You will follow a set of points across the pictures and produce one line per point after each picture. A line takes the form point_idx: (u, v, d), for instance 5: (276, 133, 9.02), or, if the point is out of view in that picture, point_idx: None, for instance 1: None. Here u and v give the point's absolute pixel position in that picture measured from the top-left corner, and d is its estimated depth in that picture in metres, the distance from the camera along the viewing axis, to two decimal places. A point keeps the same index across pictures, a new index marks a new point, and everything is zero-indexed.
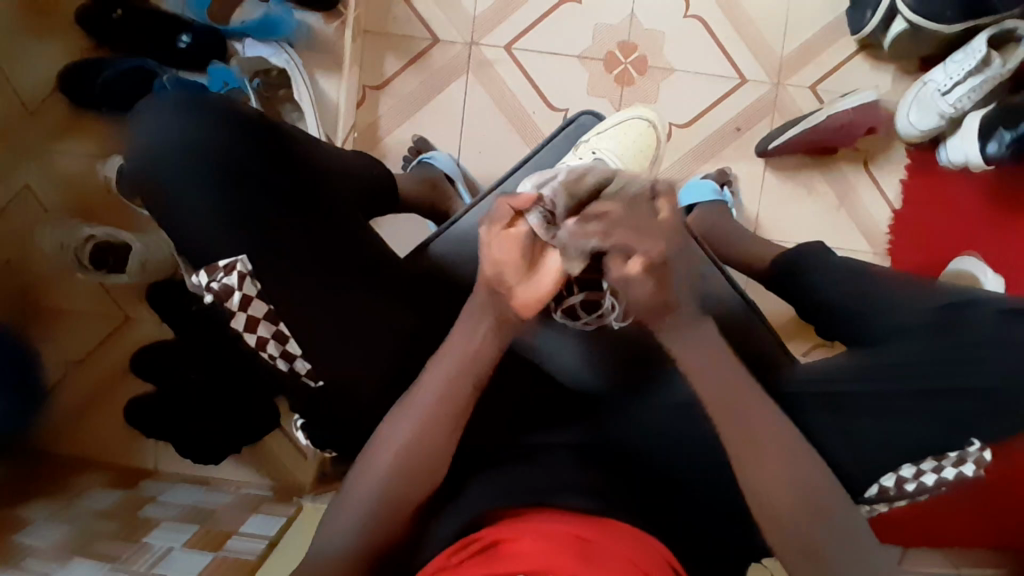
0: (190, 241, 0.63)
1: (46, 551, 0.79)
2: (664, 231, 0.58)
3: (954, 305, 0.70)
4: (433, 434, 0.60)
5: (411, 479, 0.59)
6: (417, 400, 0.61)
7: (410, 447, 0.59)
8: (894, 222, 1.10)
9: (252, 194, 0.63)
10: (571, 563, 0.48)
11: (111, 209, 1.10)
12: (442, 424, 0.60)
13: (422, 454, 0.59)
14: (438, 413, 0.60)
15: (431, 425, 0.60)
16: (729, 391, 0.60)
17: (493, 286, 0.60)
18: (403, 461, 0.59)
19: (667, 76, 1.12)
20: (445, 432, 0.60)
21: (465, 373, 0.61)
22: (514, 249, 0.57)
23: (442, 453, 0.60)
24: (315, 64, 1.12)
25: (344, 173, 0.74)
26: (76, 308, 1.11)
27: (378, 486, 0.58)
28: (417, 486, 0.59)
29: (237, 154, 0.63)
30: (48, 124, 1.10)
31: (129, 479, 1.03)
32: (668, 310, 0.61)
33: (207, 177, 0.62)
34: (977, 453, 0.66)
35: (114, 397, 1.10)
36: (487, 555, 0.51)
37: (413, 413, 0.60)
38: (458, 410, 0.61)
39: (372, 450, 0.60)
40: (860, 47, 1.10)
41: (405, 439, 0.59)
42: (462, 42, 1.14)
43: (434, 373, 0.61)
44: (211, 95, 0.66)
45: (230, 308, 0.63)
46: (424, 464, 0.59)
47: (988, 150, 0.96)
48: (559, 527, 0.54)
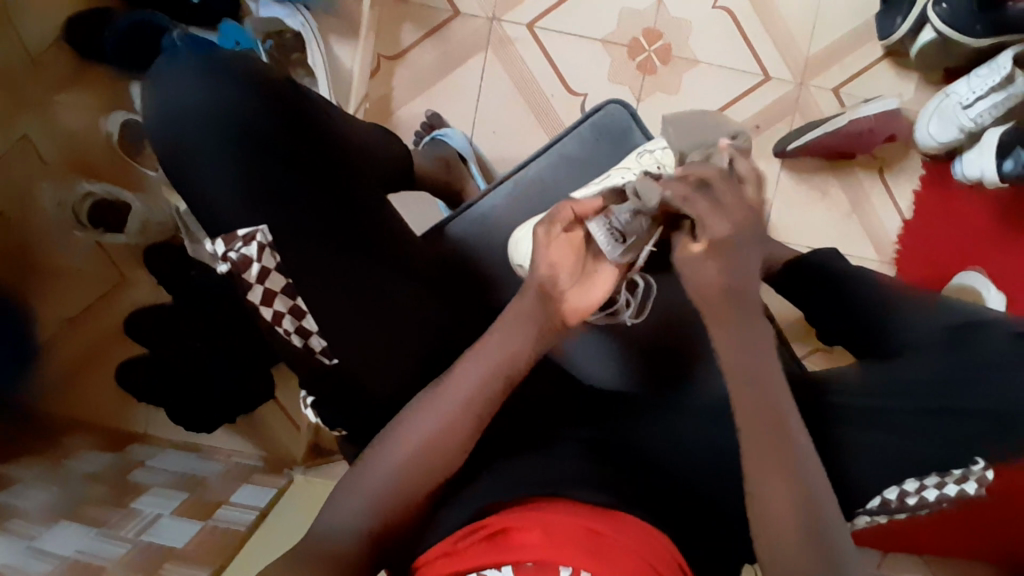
0: (203, 208, 0.60)
1: (35, 512, 0.78)
2: (734, 212, 0.58)
3: (968, 327, 0.70)
4: (456, 431, 0.59)
5: (424, 472, 0.58)
6: (444, 398, 0.59)
7: (430, 440, 0.58)
8: (903, 232, 1.10)
9: (272, 164, 0.60)
10: (579, 558, 0.48)
11: (112, 166, 1.06)
12: (465, 421, 0.59)
13: (440, 450, 0.58)
14: (464, 411, 0.59)
15: (453, 424, 0.59)
16: (747, 380, 0.55)
17: (545, 290, 0.62)
18: (423, 453, 0.58)
19: (691, 68, 1.10)
20: (467, 431, 0.59)
21: (494, 377, 0.60)
22: (562, 261, 0.63)
23: (461, 450, 0.59)
24: (331, 28, 1.09)
25: (369, 152, 0.72)
26: (71, 269, 1.07)
27: (391, 477, 0.57)
28: (428, 479, 0.58)
29: (259, 122, 0.60)
30: (50, 78, 1.05)
31: (117, 442, 1.02)
32: (725, 304, 0.57)
33: (223, 143, 0.59)
34: (980, 472, 0.67)
35: (107, 361, 1.08)
36: (494, 544, 0.51)
37: (439, 409, 0.59)
38: (485, 411, 0.60)
39: (390, 442, 0.59)
40: (886, 53, 1.09)
41: (428, 430, 0.58)
42: (484, 17, 1.10)
43: (461, 375, 0.60)
44: (226, 54, 0.62)
45: (247, 279, 0.61)
46: (445, 461, 0.59)
47: (1004, 167, 0.95)
48: (569, 519, 0.53)
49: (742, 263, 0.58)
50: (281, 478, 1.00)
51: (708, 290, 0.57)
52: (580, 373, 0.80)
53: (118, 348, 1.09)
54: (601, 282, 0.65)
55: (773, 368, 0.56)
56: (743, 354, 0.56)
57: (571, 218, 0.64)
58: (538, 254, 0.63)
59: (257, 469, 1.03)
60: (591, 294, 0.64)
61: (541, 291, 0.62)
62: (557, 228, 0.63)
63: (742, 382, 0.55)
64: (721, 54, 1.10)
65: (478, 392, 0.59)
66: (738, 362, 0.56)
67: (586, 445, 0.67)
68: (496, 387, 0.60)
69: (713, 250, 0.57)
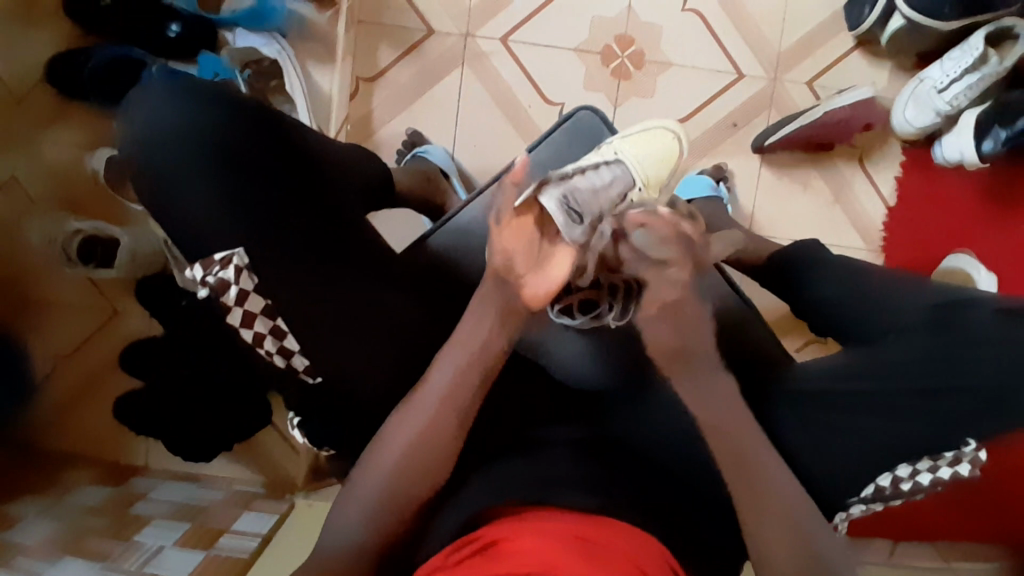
0: (180, 233, 0.61)
1: (35, 549, 0.77)
2: (679, 282, 0.64)
3: (951, 306, 0.69)
4: (441, 431, 0.59)
5: (414, 479, 0.58)
6: (423, 400, 0.60)
7: (416, 445, 0.59)
8: (889, 220, 1.10)
9: (249, 183, 0.61)
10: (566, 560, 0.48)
11: (100, 202, 1.08)
12: (448, 419, 0.60)
13: (427, 454, 0.59)
14: (444, 411, 0.60)
15: (436, 425, 0.59)
16: (719, 413, 0.62)
17: (502, 276, 0.61)
18: (410, 459, 0.58)
19: (664, 70, 1.11)
20: (452, 430, 0.60)
21: (472, 369, 0.61)
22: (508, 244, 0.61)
23: (447, 447, 0.60)
24: (307, 54, 1.10)
25: (357, 175, 0.72)
26: (64, 304, 1.09)
27: (379, 484, 0.57)
28: (418, 483, 0.58)
29: (233, 141, 0.61)
30: (30, 114, 1.07)
31: (118, 477, 1.02)
32: (687, 355, 0.64)
33: (201, 167, 0.60)
34: (972, 452, 0.68)
35: (102, 396, 1.09)
36: (485, 556, 0.50)
37: (421, 411, 0.60)
38: (461, 406, 0.60)
39: (376, 449, 0.59)
40: (857, 44, 1.10)
41: (411, 436, 0.59)
42: (458, 33, 1.12)
43: (439, 374, 0.61)
44: (204, 79, 0.63)
45: (226, 302, 0.61)
46: (433, 465, 0.59)
47: (983, 147, 0.94)
48: (560, 527, 0.53)
49: (693, 320, 0.64)
50: (283, 503, 1.02)
51: (671, 340, 0.64)
52: (563, 372, 0.75)
53: (112, 382, 1.09)
54: (558, 264, 0.61)
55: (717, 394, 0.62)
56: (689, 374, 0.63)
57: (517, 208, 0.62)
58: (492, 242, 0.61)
59: (257, 495, 1.03)
60: (546, 279, 0.61)
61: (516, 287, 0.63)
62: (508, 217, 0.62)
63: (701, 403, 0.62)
64: (694, 54, 1.11)
65: (451, 388, 0.60)
66: (706, 404, 0.62)
67: (577, 448, 0.67)
68: (471, 381, 0.61)
69: (668, 310, 0.64)
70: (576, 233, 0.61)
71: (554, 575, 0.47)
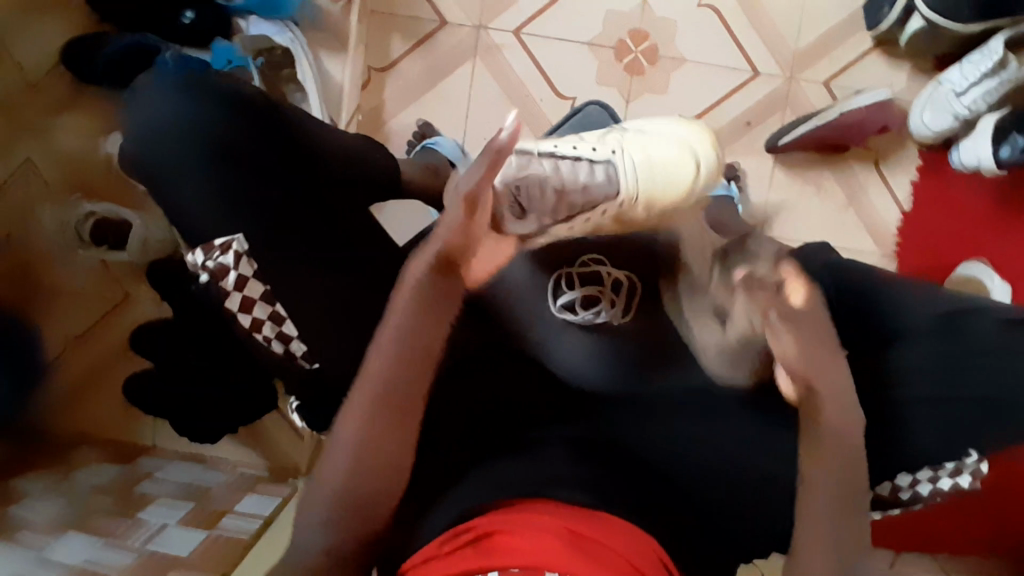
0: (183, 219, 0.62)
1: (42, 524, 0.80)
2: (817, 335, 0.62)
3: (958, 315, 0.69)
4: (383, 426, 0.56)
5: (373, 480, 0.55)
6: (359, 397, 0.56)
7: (360, 447, 0.55)
8: (903, 223, 1.09)
9: (241, 174, 0.61)
10: (562, 560, 0.49)
11: (113, 187, 1.10)
12: (387, 413, 0.56)
13: (376, 455, 0.55)
14: (383, 405, 0.56)
15: (377, 421, 0.56)
16: (846, 423, 0.60)
17: (445, 263, 0.60)
18: (359, 461, 0.55)
19: (678, 66, 1.10)
20: (393, 422, 0.56)
21: (409, 358, 0.57)
22: (451, 225, 0.60)
23: (390, 444, 0.56)
24: (320, 44, 1.11)
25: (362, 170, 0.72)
26: (77, 288, 1.11)
27: (336, 494, 0.54)
28: (368, 488, 0.55)
29: (227, 132, 0.61)
30: (45, 102, 1.09)
31: (126, 456, 1.04)
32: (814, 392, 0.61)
33: (195, 158, 0.60)
34: (973, 464, 0.69)
35: (112, 376, 1.11)
36: (478, 549, 0.51)
37: (357, 411, 0.56)
38: (393, 397, 0.56)
39: (326, 458, 0.56)
40: (876, 44, 1.08)
41: (354, 443, 0.55)
42: (471, 25, 1.12)
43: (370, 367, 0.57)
44: (211, 74, 0.64)
45: (225, 287, 0.62)
46: (386, 459, 0.56)
47: (1001, 154, 0.93)
48: (552, 522, 0.53)
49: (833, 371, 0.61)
50: (286, 487, 1.02)
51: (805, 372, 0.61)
52: (564, 369, 0.74)
53: (124, 363, 1.11)
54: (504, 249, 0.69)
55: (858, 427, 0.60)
56: (842, 411, 0.60)
57: (474, 200, 0.60)
58: (445, 225, 0.61)
59: (261, 478, 1.04)
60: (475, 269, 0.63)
61: (446, 278, 0.60)
62: (469, 201, 0.60)
63: (836, 436, 0.59)
64: (708, 52, 1.10)
65: (387, 382, 0.56)
66: (836, 420, 0.60)
67: (573, 444, 0.68)
68: (403, 372, 0.57)
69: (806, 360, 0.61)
70: (518, 227, 0.72)
71: (546, 571, 0.48)
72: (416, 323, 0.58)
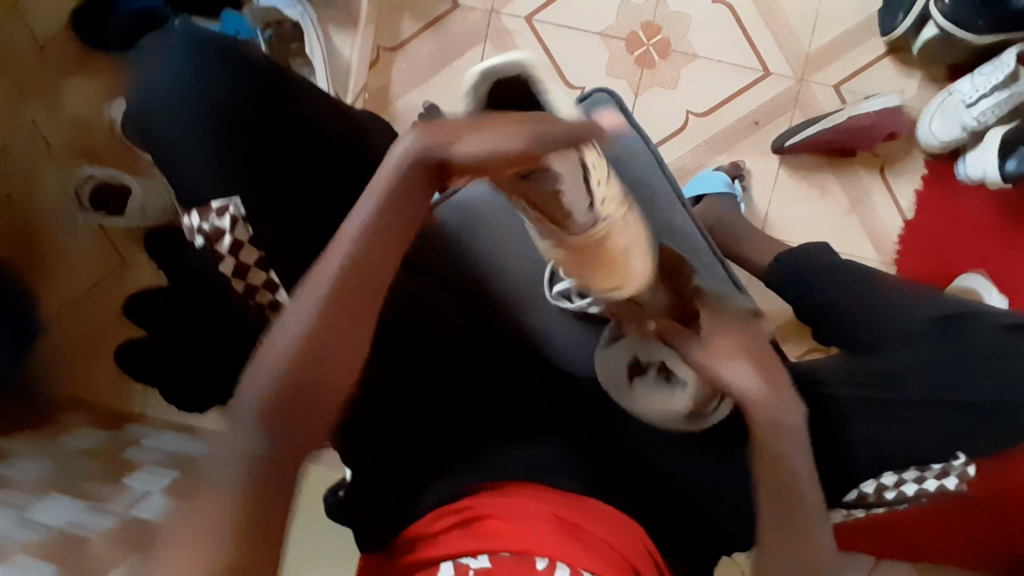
0: (181, 181, 0.61)
1: (26, 484, 0.79)
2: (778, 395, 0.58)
3: (958, 319, 0.69)
4: (320, 359, 0.45)
5: (293, 427, 0.44)
6: (292, 320, 0.46)
7: (284, 382, 0.44)
8: (906, 230, 1.08)
9: (245, 145, 0.61)
10: (561, 548, 0.51)
11: (114, 154, 1.09)
12: (328, 342, 0.46)
13: (303, 394, 0.45)
14: (322, 330, 0.45)
15: (312, 351, 0.45)
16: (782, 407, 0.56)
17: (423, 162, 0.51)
18: (281, 400, 0.44)
19: (689, 62, 1.09)
20: (331, 357, 0.46)
21: (361, 276, 0.47)
22: (494, 146, 0.52)
23: (294, 435, 0.45)
24: (330, 19, 1.10)
25: (375, 138, 0.69)
26: (75, 251, 1.11)
27: (246, 439, 0.43)
28: (248, 492, 0.43)
29: (229, 99, 0.61)
30: (53, 64, 1.08)
31: (115, 422, 1.03)
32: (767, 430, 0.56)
33: (199, 124, 0.60)
34: (961, 467, 0.69)
35: (105, 342, 1.11)
36: (467, 532, 0.53)
37: (287, 337, 0.45)
38: (305, 376, 0.45)
39: (241, 398, 0.45)
40: (889, 50, 1.07)
41: (276, 376, 0.44)
42: (483, 9, 1.11)
43: (311, 288, 0.47)
44: (217, 36, 0.63)
45: (219, 250, 0.62)
46: (314, 400, 0.45)
47: (1007, 167, 0.93)
48: (543, 509, 0.55)
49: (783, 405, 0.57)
50: None
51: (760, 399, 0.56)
52: (553, 350, 0.72)
53: (118, 329, 1.11)
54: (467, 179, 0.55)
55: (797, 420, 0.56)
56: (786, 408, 0.57)
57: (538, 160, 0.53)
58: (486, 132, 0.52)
59: None
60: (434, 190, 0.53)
61: (393, 220, 0.50)
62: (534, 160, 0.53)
63: (773, 433, 0.55)
64: (720, 49, 1.09)
65: (295, 354, 0.45)
66: (772, 407, 0.56)
67: (563, 428, 0.67)
68: (321, 342, 0.45)
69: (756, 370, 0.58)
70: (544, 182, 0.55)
71: (538, 556, 0.50)
72: (348, 280, 0.47)
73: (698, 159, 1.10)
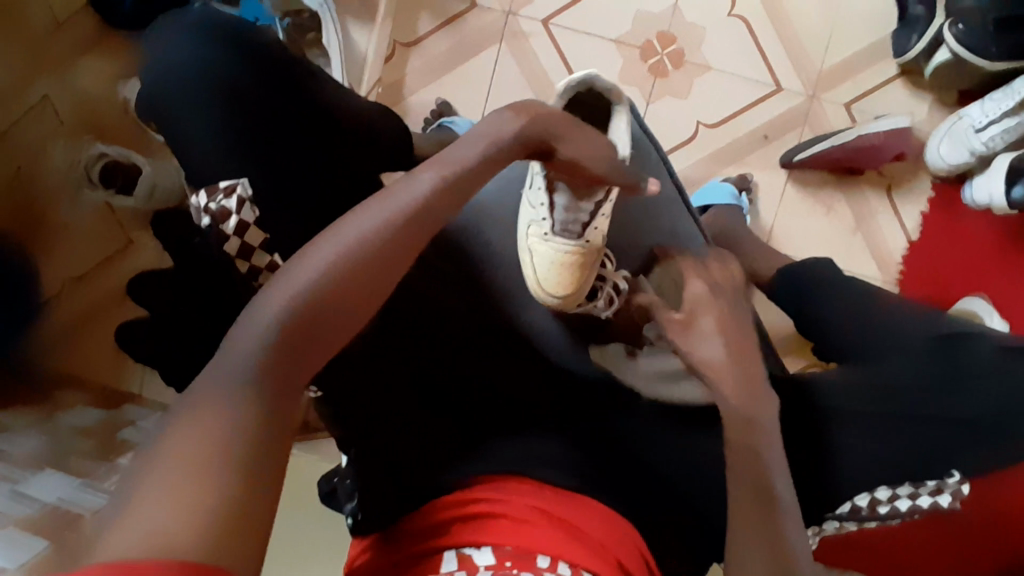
0: (195, 162, 0.62)
1: (21, 459, 0.79)
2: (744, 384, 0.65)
3: (956, 338, 0.69)
4: (323, 319, 0.44)
5: (286, 381, 0.42)
6: (301, 276, 0.45)
7: (283, 333, 0.42)
8: (909, 252, 1.09)
9: (250, 123, 0.61)
10: (565, 547, 0.51)
11: (125, 132, 1.09)
12: (331, 300, 0.44)
13: (299, 350, 0.43)
14: (329, 288, 0.45)
15: (317, 308, 0.44)
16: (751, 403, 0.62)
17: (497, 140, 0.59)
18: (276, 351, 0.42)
19: (701, 73, 1.10)
20: (334, 318, 0.45)
21: (370, 243, 0.47)
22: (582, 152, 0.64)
23: (281, 410, 0.40)
24: (348, 12, 1.11)
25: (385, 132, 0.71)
26: (81, 227, 1.11)
27: (231, 386, 0.40)
28: (228, 476, 0.36)
29: (242, 82, 0.62)
30: (71, 38, 1.10)
31: (111, 402, 1.03)
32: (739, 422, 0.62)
33: (205, 99, 0.60)
34: (955, 486, 0.67)
35: (107, 320, 1.11)
36: (474, 526, 0.53)
37: (291, 289, 0.44)
38: (295, 347, 0.42)
39: (233, 344, 0.42)
40: (901, 72, 1.08)
41: (275, 324, 0.42)
42: (500, 10, 1.12)
43: (321, 248, 0.46)
44: (234, 21, 0.64)
45: (225, 230, 0.63)
46: (309, 358, 0.43)
47: (1013, 193, 0.93)
48: (546, 507, 0.56)
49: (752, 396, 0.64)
50: None
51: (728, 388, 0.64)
52: (548, 349, 0.73)
53: (121, 308, 1.11)
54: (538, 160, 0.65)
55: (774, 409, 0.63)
56: (750, 393, 0.63)
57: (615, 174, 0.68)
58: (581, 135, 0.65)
59: None
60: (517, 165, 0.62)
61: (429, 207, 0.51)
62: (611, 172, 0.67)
63: (743, 415, 0.62)
64: (733, 62, 1.10)
65: (297, 316, 0.43)
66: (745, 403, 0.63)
67: (561, 429, 0.67)
68: (320, 312, 0.44)
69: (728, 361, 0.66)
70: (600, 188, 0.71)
71: (539, 556, 0.50)
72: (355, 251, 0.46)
73: (706, 170, 1.10)
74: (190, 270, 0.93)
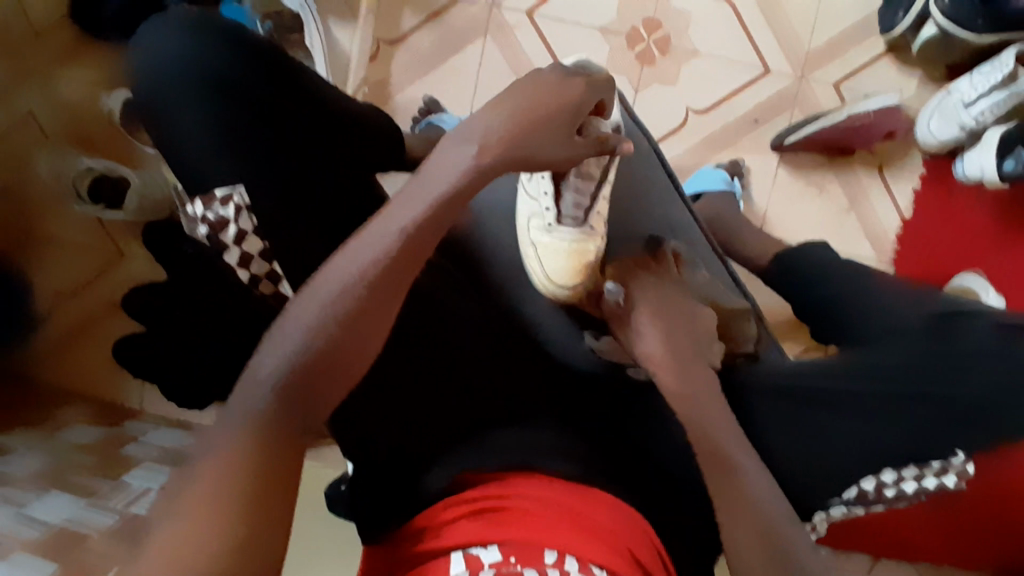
0: (183, 174, 0.60)
1: (24, 480, 0.78)
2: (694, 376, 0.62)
3: (956, 317, 0.69)
4: (335, 340, 0.46)
5: (303, 404, 0.45)
6: (316, 296, 0.47)
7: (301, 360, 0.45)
8: (902, 230, 1.09)
9: (247, 122, 0.60)
10: (564, 534, 0.51)
11: (110, 140, 1.08)
12: (341, 323, 0.47)
13: (317, 370, 0.46)
14: (337, 312, 0.47)
15: (329, 333, 0.46)
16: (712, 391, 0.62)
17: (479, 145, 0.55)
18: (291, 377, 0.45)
19: (689, 58, 1.09)
20: (346, 340, 0.47)
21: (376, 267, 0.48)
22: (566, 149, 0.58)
23: (291, 435, 0.44)
24: (329, 11, 1.09)
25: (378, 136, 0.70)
26: (72, 241, 1.10)
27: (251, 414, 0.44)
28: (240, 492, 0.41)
29: (237, 80, 0.60)
30: (51, 47, 1.07)
31: (111, 417, 1.02)
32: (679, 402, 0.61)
33: (201, 96, 0.59)
34: (959, 465, 0.69)
35: (102, 335, 1.10)
36: (483, 522, 0.53)
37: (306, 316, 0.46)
38: (313, 373, 0.46)
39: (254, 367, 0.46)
40: (888, 49, 1.08)
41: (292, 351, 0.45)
42: (484, 3, 1.11)
43: (334, 271, 0.48)
44: (221, 18, 0.62)
45: (224, 240, 0.62)
46: (324, 376, 0.46)
47: (1005, 166, 0.94)
48: (552, 500, 0.56)
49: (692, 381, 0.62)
50: None
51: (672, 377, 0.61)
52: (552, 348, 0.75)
53: (115, 319, 1.10)
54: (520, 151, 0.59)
55: (710, 390, 0.62)
56: (686, 381, 0.61)
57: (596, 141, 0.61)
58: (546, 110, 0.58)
59: None
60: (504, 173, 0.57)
61: (430, 221, 0.51)
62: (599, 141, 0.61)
63: (686, 401, 0.60)
64: (720, 45, 1.09)
65: (315, 346, 0.46)
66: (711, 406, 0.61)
67: (567, 426, 0.67)
68: (333, 336, 0.46)
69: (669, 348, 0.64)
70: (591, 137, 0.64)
71: (547, 548, 0.50)
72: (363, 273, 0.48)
73: (698, 157, 1.10)
74: (183, 280, 0.92)
